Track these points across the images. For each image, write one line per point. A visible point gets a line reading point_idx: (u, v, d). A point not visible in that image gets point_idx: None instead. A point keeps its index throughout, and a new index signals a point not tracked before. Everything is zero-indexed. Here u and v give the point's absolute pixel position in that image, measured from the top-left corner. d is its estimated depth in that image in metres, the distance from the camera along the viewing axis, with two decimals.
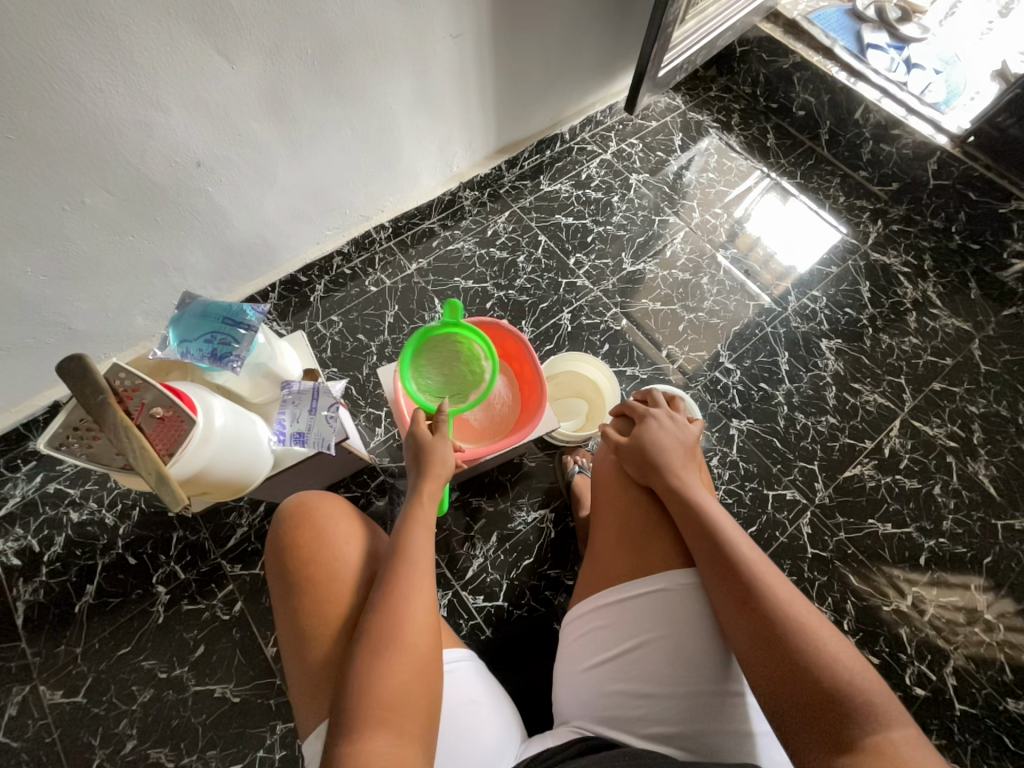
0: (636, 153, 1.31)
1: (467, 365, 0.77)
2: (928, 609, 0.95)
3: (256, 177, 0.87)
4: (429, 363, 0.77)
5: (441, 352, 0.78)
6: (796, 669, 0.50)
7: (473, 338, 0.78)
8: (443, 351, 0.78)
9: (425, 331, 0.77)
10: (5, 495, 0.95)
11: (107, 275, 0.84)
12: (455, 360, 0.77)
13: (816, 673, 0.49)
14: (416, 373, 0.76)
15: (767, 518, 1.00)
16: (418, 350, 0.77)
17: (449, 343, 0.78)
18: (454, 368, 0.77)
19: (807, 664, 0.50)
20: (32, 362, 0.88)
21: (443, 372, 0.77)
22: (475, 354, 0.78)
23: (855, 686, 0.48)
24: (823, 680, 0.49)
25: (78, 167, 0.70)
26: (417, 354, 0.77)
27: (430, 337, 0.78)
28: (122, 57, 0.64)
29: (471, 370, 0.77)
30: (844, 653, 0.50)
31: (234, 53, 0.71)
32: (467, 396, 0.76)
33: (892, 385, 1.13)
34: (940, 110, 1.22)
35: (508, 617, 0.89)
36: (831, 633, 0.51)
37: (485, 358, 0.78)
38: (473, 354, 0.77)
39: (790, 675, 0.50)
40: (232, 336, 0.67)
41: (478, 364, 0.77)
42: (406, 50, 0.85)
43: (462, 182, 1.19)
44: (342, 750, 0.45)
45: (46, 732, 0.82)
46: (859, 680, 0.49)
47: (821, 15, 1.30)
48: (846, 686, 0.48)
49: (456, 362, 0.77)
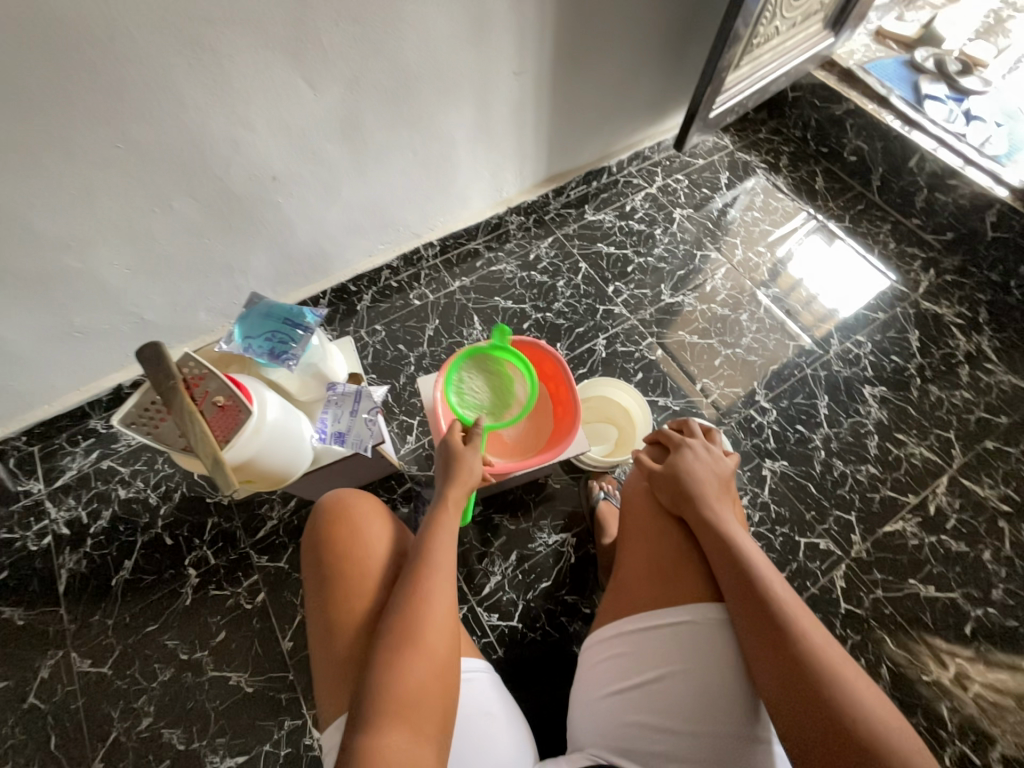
0: (681, 188, 1.33)
1: (503, 383, 0.81)
2: (973, 686, 0.88)
3: (323, 192, 0.94)
4: (469, 379, 0.80)
5: (481, 369, 0.82)
6: (829, 718, 0.48)
7: (505, 359, 0.82)
8: (478, 373, 0.81)
9: (471, 350, 0.82)
10: (63, 467, 1.02)
11: (180, 273, 0.91)
12: (490, 376, 0.81)
13: (849, 725, 0.47)
14: (457, 389, 0.79)
15: (797, 567, 0.96)
16: (459, 367, 0.81)
17: (485, 366, 0.82)
18: (492, 385, 0.81)
19: (838, 713, 0.48)
20: (105, 346, 0.95)
21: (482, 387, 0.80)
22: (511, 373, 0.82)
23: (892, 745, 0.46)
24: (858, 735, 0.46)
25: (171, 175, 0.78)
26: (459, 370, 0.81)
27: (473, 356, 0.82)
28: (222, 82, 0.71)
29: (504, 386, 0.81)
30: (879, 707, 0.48)
31: (318, 81, 0.78)
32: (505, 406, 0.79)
33: (940, 439, 1.08)
34: (1000, 163, 1.19)
35: (522, 640, 0.88)
36: (866, 687, 0.50)
37: (517, 378, 0.82)
38: (509, 373, 0.82)
39: (824, 725, 0.48)
40: (290, 336, 0.72)
41: (511, 383, 0.81)
42: (471, 85, 0.91)
43: (510, 207, 1.24)
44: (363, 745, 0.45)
45: (71, 699, 0.86)
46: (895, 739, 0.46)
47: (878, 65, 1.31)
48: (883, 743, 0.46)
49: (494, 379, 0.81)
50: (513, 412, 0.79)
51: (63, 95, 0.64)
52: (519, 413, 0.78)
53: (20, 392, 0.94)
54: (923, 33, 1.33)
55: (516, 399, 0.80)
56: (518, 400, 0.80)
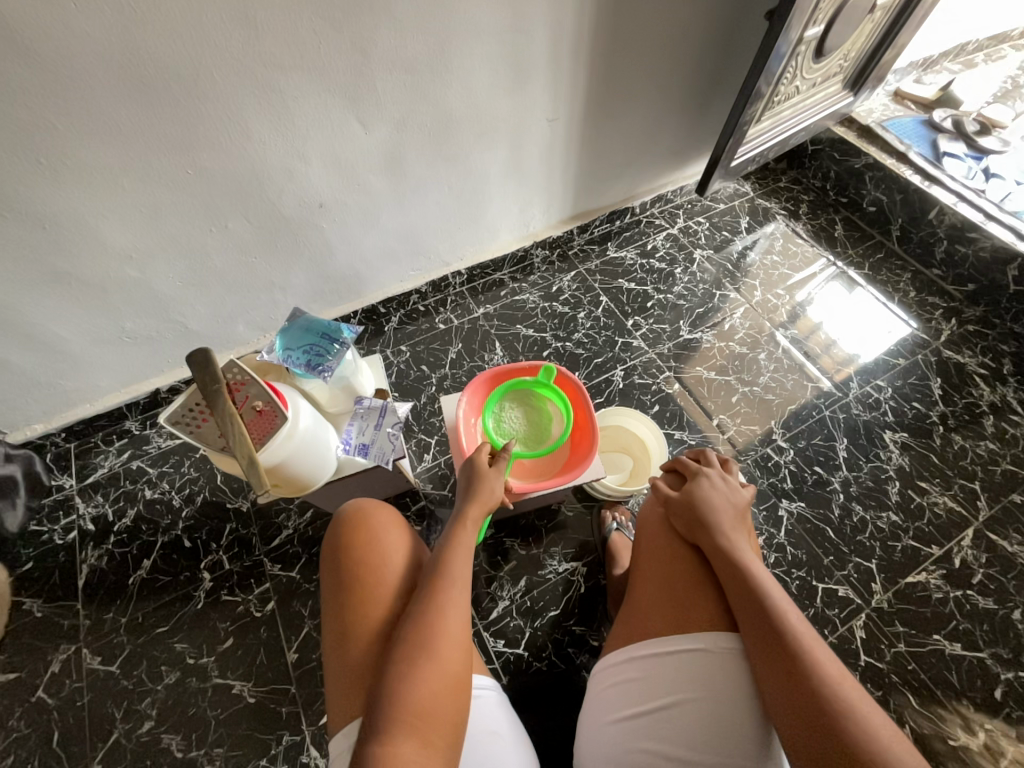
0: (702, 230, 1.38)
1: (541, 418, 0.85)
2: (1004, 756, 0.83)
3: (363, 220, 1.01)
4: (510, 407, 0.85)
5: (522, 401, 0.86)
6: (846, 757, 0.47)
7: (550, 396, 0.86)
8: (522, 403, 0.86)
9: (518, 380, 0.86)
10: (96, 464, 1.06)
11: (226, 288, 0.98)
12: (530, 409, 0.86)
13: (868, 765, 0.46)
14: (495, 414, 0.85)
15: (814, 614, 0.93)
16: (503, 394, 0.86)
17: (530, 398, 0.86)
18: (530, 417, 0.85)
19: (859, 754, 0.47)
20: (149, 351, 1.02)
21: (519, 417, 0.84)
22: (550, 410, 0.85)
23: None
24: None
25: (230, 199, 0.85)
26: (503, 397, 0.86)
27: (519, 385, 0.87)
28: (285, 119, 0.79)
29: (542, 421, 0.85)
30: (898, 747, 0.47)
31: (369, 121, 0.85)
32: (535, 442, 0.82)
33: (965, 489, 1.05)
34: (1021, 218, 1.21)
35: (527, 669, 0.87)
36: (885, 727, 0.49)
37: (556, 417, 0.85)
38: (549, 410, 0.85)
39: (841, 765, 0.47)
40: (328, 350, 0.76)
41: (550, 419, 0.85)
42: (507, 129, 0.99)
43: (536, 241, 1.30)
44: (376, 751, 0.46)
45: (77, 696, 0.87)
46: None
47: (897, 123, 1.36)
48: None
49: (532, 412, 0.85)
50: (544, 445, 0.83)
51: (147, 126, 0.72)
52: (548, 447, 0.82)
53: (66, 390, 1.00)
54: (941, 95, 1.38)
55: (551, 435, 0.83)
56: (551, 437, 0.83)
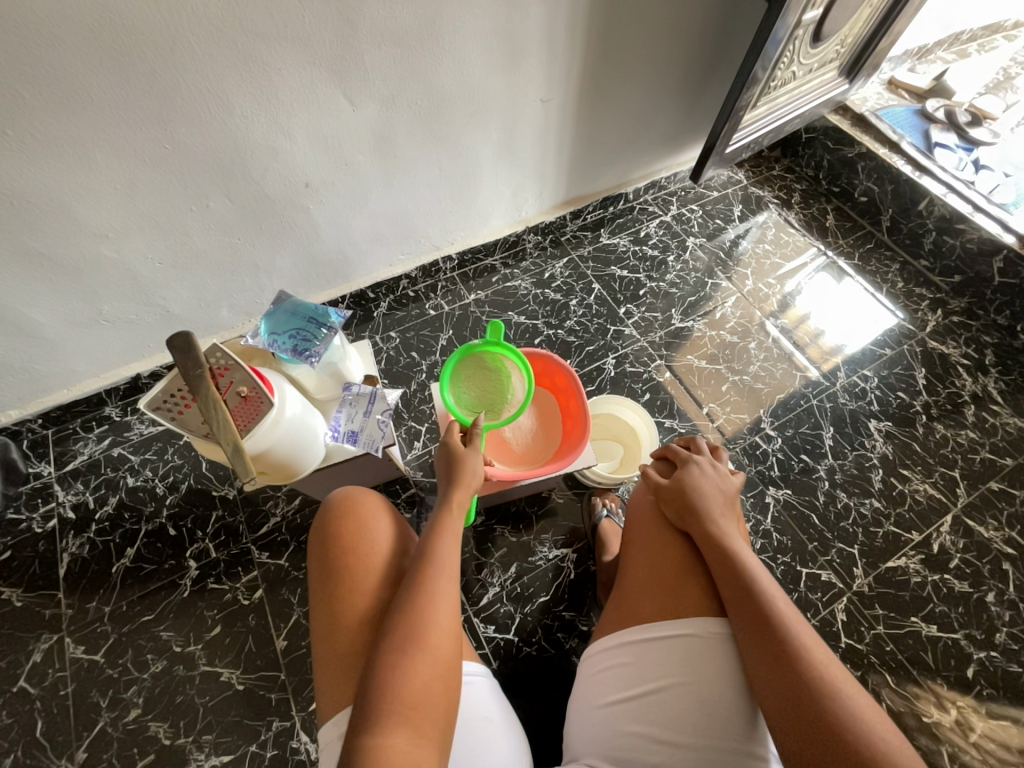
0: (695, 218, 1.37)
1: (498, 380, 0.80)
2: (974, 731, 0.87)
3: (351, 201, 0.98)
4: (466, 379, 0.81)
5: (477, 367, 0.81)
6: (831, 734, 0.48)
7: (504, 353, 0.82)
8: (477, 369, 0.81)
9: (466, 347, 0.82)
10: (75, 452, 1.04)
11: (209, 270, 0.95)
12: (485, 373, 0.81)
13: (852, 744, 0.47)
14: (454, 388, 0.80)
15: (798, 597, 0.96)
16: (456, 365, 0.81)
17: (484, 361, 0.82)
18: (489, 382, 0.80)
19: (844, 736, 0.48)
20: (128, 335, 0.98)
21: (478, 387, 0.80)
22: (507, 368, 0.81)
23: (893, 759, 0.47)
24: (860, 752, 0.47)
25: (212, 178, 0.82)
26: (456, 368, 0.81)
27: (470, 354, 0.82)
28: (268, 92, 0.75)
29: (502, 384, 0.80)
30: (882, 724, 0.49)
31: (357, 96, 0.82)
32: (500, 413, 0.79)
33: (945, 477, 1.08)
34: (1008, 210, 1.22)
35: (517, 653, 0.88)
36: (868, 704, 0.50)
37: (517, 376, 0.81)
38: (505, 369, 0.81)
39: (825, 743, 0.48)
40: (314, 334, 0.74)
41: (510, 382, 0.80)
42: (499, 109, 0.96)
43: (528, 226, 1.28)
44: (366, 743, 0.46)
45: (61, 685, 0.86)
46: (894, 755, 0.47)
47: (890, 112, 1.35)
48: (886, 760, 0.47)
49: (489, 376, 0.81)
50: (512, 408, 0.79)
51: (121, 96, 0.68)
52: (516, 410, 0.78)
53: (41, 376, 0.96)
54: (935, 84, 1.38)
55: (513, 395, 0.80)
56: (516, 396, 0.80)
